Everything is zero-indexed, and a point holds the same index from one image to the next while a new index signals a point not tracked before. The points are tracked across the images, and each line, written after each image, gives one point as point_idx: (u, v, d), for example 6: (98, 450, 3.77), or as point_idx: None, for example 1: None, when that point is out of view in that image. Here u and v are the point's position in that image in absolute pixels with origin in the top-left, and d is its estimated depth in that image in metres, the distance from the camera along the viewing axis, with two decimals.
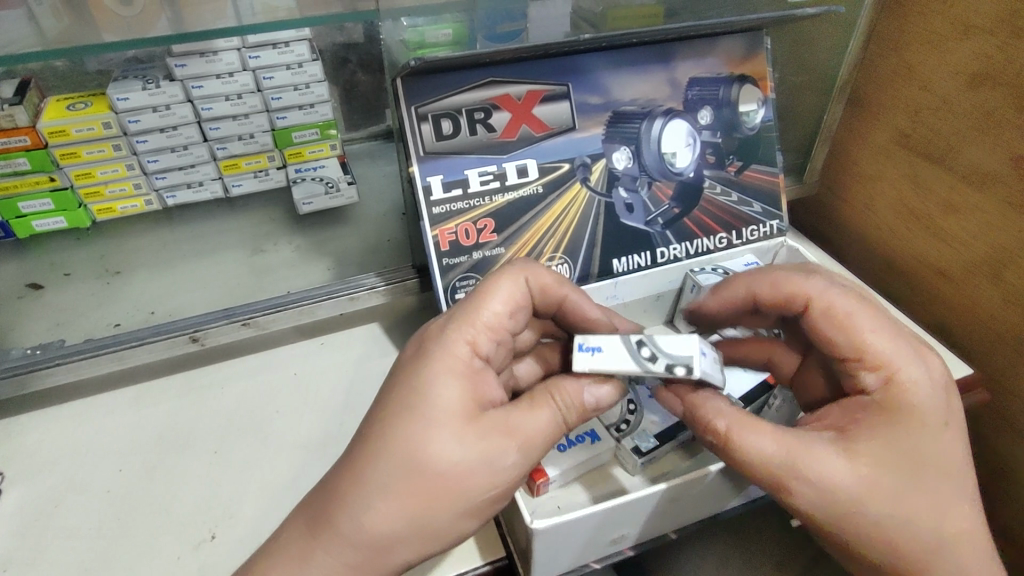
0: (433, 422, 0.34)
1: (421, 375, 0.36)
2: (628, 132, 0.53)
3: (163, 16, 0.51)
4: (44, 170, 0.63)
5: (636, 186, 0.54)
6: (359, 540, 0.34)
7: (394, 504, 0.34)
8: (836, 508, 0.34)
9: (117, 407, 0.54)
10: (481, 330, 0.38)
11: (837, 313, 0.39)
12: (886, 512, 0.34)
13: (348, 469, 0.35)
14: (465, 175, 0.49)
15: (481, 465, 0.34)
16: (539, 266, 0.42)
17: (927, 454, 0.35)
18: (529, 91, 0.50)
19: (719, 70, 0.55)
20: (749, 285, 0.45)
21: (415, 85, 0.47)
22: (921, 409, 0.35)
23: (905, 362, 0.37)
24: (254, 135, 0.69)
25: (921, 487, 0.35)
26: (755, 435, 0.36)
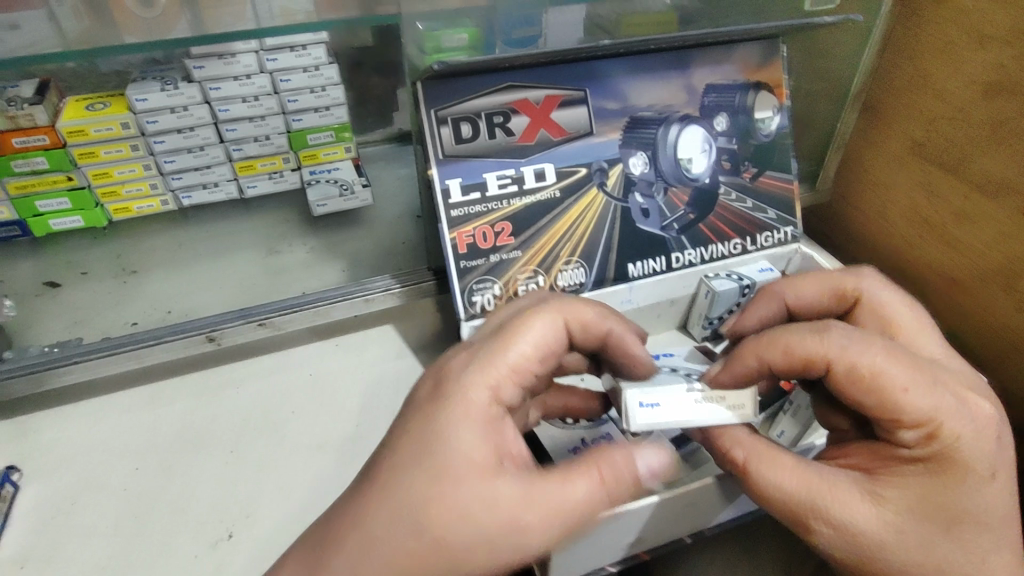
0: (441, 474, 0.33)
1: (434, 419, 0.35)
2: (645, 138, 0.53)
3: (184, 19, 0.54)
4: (62, 170, 0.64)
5: (652, 191, 0.54)
6: None
7: (395, 571, 0.32)
8: (859, 551, 0.34)
9: (133, 406, 0.54)
10: (501, 380, 0.37)
11: (862, 373, 0.36)
12: (916, 560, 0.34)
13: (351, 520, 0.34)
14: (484, 179, 0.49)
15: (491, 528, 0.33)
16: (576, 305, 0.42)
17: (970, 506, 0.33)
18: (547, 96, 0.50)
19: (736, 77, 0.55)
20: (758, 353, 0.40)
21: (436, 90, 0.48)
22: (963, 464, 0.34)
23: (949, 416, 0.34)
24: (270, 137, 0.70)
25: (956, 539, 0.34)
26: (776, 472, 0.36)
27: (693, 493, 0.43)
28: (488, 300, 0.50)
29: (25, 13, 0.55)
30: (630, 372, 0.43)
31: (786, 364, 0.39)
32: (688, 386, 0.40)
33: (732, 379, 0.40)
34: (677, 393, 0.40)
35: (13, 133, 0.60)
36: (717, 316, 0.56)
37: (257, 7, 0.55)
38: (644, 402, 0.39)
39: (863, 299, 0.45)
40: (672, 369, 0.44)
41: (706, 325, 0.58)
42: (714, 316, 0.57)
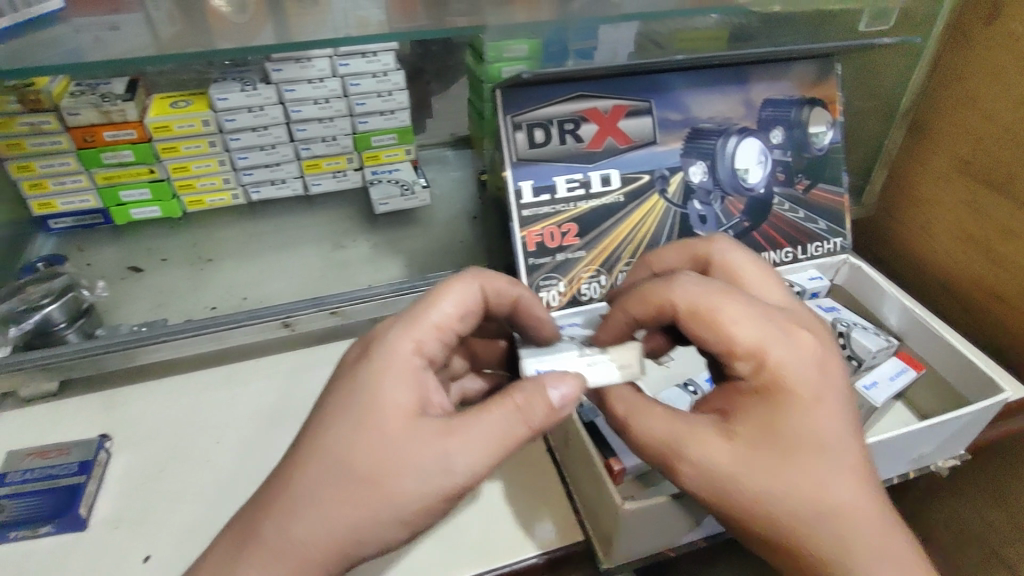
0: (363, 423, 0.35)
1: (358, 377, 0.37)
2: (705, 148, 0.56)
3: (267, 27, 0.58)
4: (146, 162, 0.68)
5: (710, 199, 0.56)
6: (286, 549, 0.34)
7: (323, 526, 0.34)
8: (716, 487, 0.37)
9: (212, 384, 0.58)
10: (421, 337, 0.40)
11: (699, 310, 0.39)
12: (767, 490, 0.36)
13: (280, 483, 0.35)
14: (553, 181, 0.52)
15: (415, 468, 0.34)
16: (491, 270, 0.44)
17: (803, 430, 0.36)
18: (615, 106, 0.53)
19: (792, 93, 0.58)
20: (625, 308, 0.43)
21: (513, 96, 0.51)
22: (790, 388, 0.37)
23: (774, 344, 0.37)
24: (337, 137, 0.73)
25: (798, 466, 0.36)
26: (650, 420, 0.39)
27: None
28: (554, 296, 0.53)
29: (124, 16, 0.59)
30: (538, 335, 0.46)
31: (648, 315, 0.42)
32: (580, 350, 0.43)
33: (614, 338, 0.45)
34: (568, 357, 0.42)
35: (104, 128, 0.65)
36: None
37: (336, 17, 0.59)
38: (542, 368, 0.42)
39: (715, 258, 0.46)
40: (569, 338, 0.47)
41: None
42: None
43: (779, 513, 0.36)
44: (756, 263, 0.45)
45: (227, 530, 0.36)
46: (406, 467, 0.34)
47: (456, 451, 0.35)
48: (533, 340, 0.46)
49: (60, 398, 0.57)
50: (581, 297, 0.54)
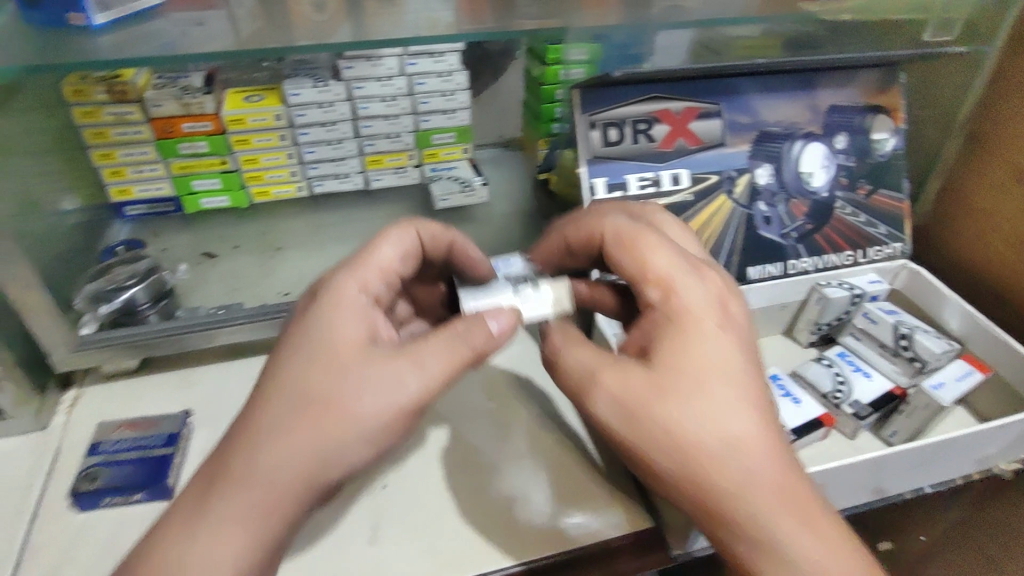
0: (314, 353, 0.36)
1: (310, 314, 0.38)
2: (772, 151, 0.57)
3: (345, 26, 0.59)
4: (219, 154, 0.71)
5: (775, 201, 0.58)
6: (253, 482, 0.33)
7: (276, 459, 0.33)
8: (627, 412, 0.35)
9: None
10: (367, 277, 0.41)
11: (625, 238, 0.41)
12: (682, 416, 0.34)
13: (238, 426, 0.34)
14: (626, 179, 0.54)
15: (361, 393, 0.34)
16: (423, 219, 0.47)
17: (710, 354, 0.35)
18: (687, 107, 0.54)
19: (857, 100, 0.59)
20: (562, 230, 0.47)
21: (591, 96, 0.52)
22: (693, 312, 0.37)
23: (681, 274, 0.38)
24: (400, 134, 0.76)
25: (710, 390, 0.34)
26: (575, 351, 0.38)
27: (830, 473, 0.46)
28: None
29: (208, 13, 0.59)
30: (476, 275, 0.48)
31: (582, 241, 0.45)
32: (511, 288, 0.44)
33: (544, 257, 0.50)
34: (501, 296, 0.43)
35: (182, 119, 0.67)
36: (826, 322, 0.60)
37: (411, 18, 0.61)
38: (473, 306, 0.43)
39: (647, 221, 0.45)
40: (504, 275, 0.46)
41: (813, 331, 0.61)
42: (824, 322, 0.60)
43: (692, 442, 0.33)
44: (681, 228, 0.45)
45: (189, 488, 0.34)
46: (350, 385, 0.35)
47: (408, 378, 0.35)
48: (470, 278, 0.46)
49: (138, 374, 0.60)
50: None
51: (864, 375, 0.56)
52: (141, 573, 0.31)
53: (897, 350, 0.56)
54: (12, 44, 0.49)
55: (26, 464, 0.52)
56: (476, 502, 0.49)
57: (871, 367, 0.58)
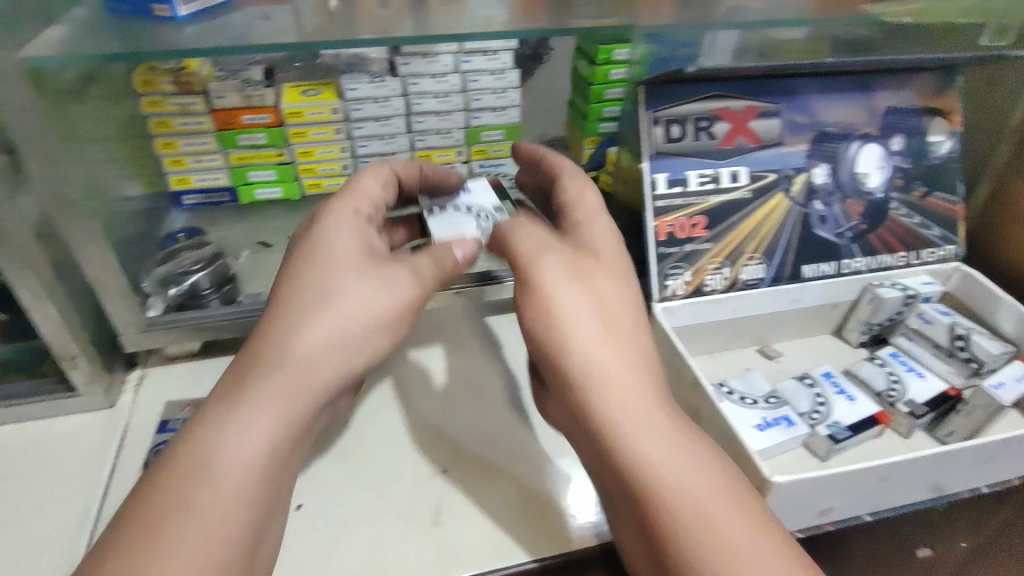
0: (331, 257, 0.44)
1: (320, 231, 0.46)
2: (828, 151, 0.58)
3: (408, 22, 0.60)
4: (276, 145, 0.73)
5: (831, 200, 0.58)
6: (295, 359, 0.40)
7: (307, 341, 0.41)
8: (560, 284, 0.43)
9: None
10: (364, 197, 0.51)
11: (576, 174, 0.55)
12: (597, 295, 0.44)
13: (267, 330, 0.41)
14: (686, 175, 0.55)
15: (379, 287, 0.44)
16: (396, 157, 0.57)
17: (615, 266, 0.47)
18: (747, 106, 0.55)
19: (913, 103, 0.60)
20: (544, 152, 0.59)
21: (655, 93, 0.53)
22: (601, 237, 0.49)
23: (597, 215, 0.50)
24: (451, 131, 0.77)
25: (613, 290, 0.45)
26: (522, 232, 0.47)
27: (892, 468, 0.46)
28: (680, 284, 0.55)
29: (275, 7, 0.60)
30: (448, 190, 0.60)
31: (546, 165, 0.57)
32: (474, 223, 0.54)
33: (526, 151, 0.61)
34: (465, 228, 0.53)
35: (244, 111, 0.69)
36: (877, 322, 0.61)
37: (473, 15, 0.61)
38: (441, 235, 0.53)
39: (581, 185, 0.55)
40: (466, 207, 0.56)
41: (865, 331, 0.61)
42: (875, 322, 0.61)
43: (611, 326, 0.43)
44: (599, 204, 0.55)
45: (219, 391, 0.39)
46: (360, 292, 0.44)
47: (406, 281, 0.46)
48: (437, 208, 0.57)
49: (200, 357, 0.61)
50: (705, 287, 0.56)
51: (917, 375, 0.56)
52: (187, 453, 0.36)
53: (952, 351, 0.56)
54: (100, 33, 0.51)
55: (96, 439, 0.54)
56: (531, 489, 0.50)
57: (923, 367, 0.58)
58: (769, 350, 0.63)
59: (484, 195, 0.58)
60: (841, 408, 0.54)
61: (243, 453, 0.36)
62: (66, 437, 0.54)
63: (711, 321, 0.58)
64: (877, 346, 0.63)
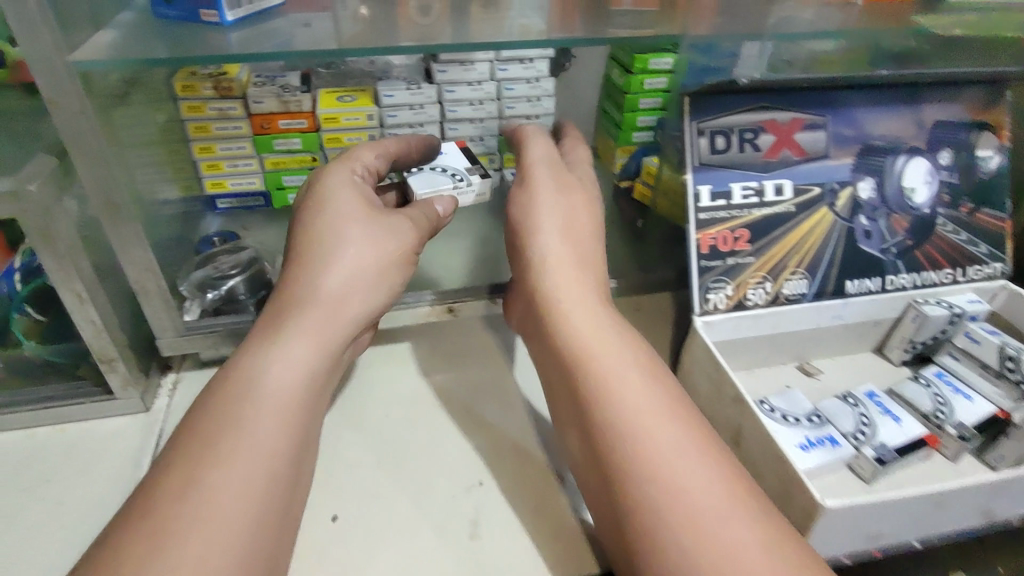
0: (342, 210, 0.50)
1: (326, 190, 0.51)
2: (874, 166, 0.57)
3: (450, 28, 0.60)
4: (311, 151, 0.72)
5: (876, 215, 0.57)
6: (326, 294, 0.45)
7: (341, 266, 0.47)
8: (557, 214, 0.53)
9: (374, 364, 0.62)
10: (358, 162, 0.55)
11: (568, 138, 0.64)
12: (580, 224, 0.53)
13: (296, 276, 0.46)
14: (730, 188, 0.54)
15: (386, 234, 0.50)
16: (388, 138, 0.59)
17: (594, 211, 0.56)
18: (793, 118, 0.54)
19: (962, 116, 0.58)
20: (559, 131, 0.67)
21: (700, 103, 0.52)
22: (585, 188, 0.56)
23: (577, 174, 0.58)
24: (484, 138, 0.77)
25: (590, 229, 0.54)
26: (536, 151, 0.57)
27: (944, 493, 0.45)
28: (721, 298, 0.55)
29: (317, 12, 0.60)
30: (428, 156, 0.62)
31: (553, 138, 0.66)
32: (449, 183, 0.59)
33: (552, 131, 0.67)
34: (443, 187, 0.59)
35: (280, 116, 0.69)
36: (921, 341, 0.60)
37: (514, 22, 0.61)
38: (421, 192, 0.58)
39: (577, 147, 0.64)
40: (442, 168, 0.61)
41: (908, 348, 0.60)
42: (918, 340, 0.60)
43: (588, 261, 0.51)
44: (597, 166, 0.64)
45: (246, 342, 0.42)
46: (361, 246, 0.48)
47: (408, 228, 0.52)
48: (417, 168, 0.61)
49: None
50: (747, 302, 0.55)
51: (965, 396, 0.55)
52: (233, 381, 0.39)
53: (1002, 372, 0.54)
54: (149, 37, 0.51)
55: (132, 443, 0.54)
56: (567, 505, 0.49)
57: (971, 389, 0.56)
58: (808, 367, 0.61)
59: (457, 158, 0.62)
60: (886, 429, 0.52)
61: (289, 375, 0.40)
62: (106, 436, 0.54)
63: (750, 336, 0.57)
64: (920, 365, 0.62)
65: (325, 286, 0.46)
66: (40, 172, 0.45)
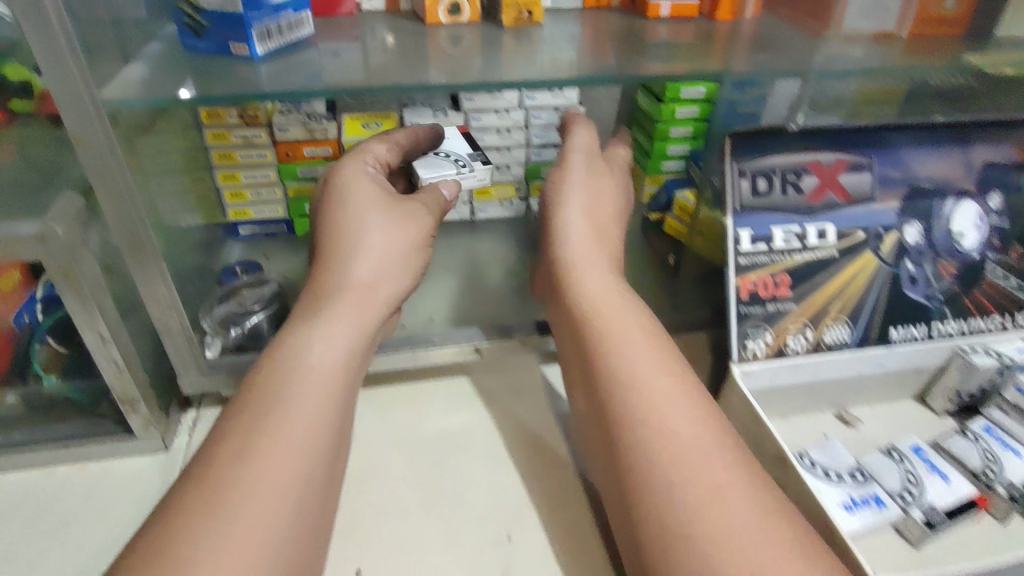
0: (366, 204, 0.53)
1: (351, 183, 0.54)
2: (921, 209, 0.54)
3: (482, 57, 0.58)
4: None
5: (922, 260, 0.55)
6: (355, 283, 0.49)
7: (369, 257, 0.51)
8: (579, 213, 0.56)
9: (399, 405, 0.62)
10: (370, 155, 0.57)
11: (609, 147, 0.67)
12: (594, 220, 0.57)
13: (333, 266, 0.50)
14: (771, 231, 0.52)
15: (404, 227, 0.54)
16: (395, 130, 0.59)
17: (609, 207, 0.59)
18: (838, 159, 0.52)
19: (1014, 157, 0.56)
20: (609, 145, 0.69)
21: (742, 144, 0.51)
22: (606, 184, 0.60)
23: (599, 171, 0.61)
24: (510, 166, 0.74)
25: (602, 225, 0.57)
26: (580, 146, 0.61)
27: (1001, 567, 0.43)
28: (760, 346, 0.53)
29: (345, 39, 0.59)
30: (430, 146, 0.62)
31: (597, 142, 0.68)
32: (452, 168, 0.60)
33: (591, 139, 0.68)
34: (446, 171, 0.59)
35: (305, 143, 0.68)
36: (968, 392, 0.57)
37: (547, 51, 0.59)
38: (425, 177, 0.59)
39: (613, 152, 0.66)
40: (446, 153, 0.61)
41: (954, 399, 0.58)
42: (964, 390, 0.57)
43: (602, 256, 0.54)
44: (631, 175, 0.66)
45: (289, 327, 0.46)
46: (384, 237, 0.52)
47: (421, 219, 0.55)
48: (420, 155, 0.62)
49: None
50: (787, 350, 0.53)
51: (1014, 453, 0.53)
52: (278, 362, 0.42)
53: None
54: (178, 71, 0.50)
55: (152, 484, 0.53)
56: (597, 559, 0.49)
57: (1017, 442, 0.54)
58: (848, 417, 0.59)
59: (462, 143, 0.63)
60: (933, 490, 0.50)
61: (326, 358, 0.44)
62: (126, 477, 0.53)
63: (788, 385, 0.55)
64: (964, 416, 0.59)
65: (359, 276, 0.50)
66: (67, 212, 0.44)
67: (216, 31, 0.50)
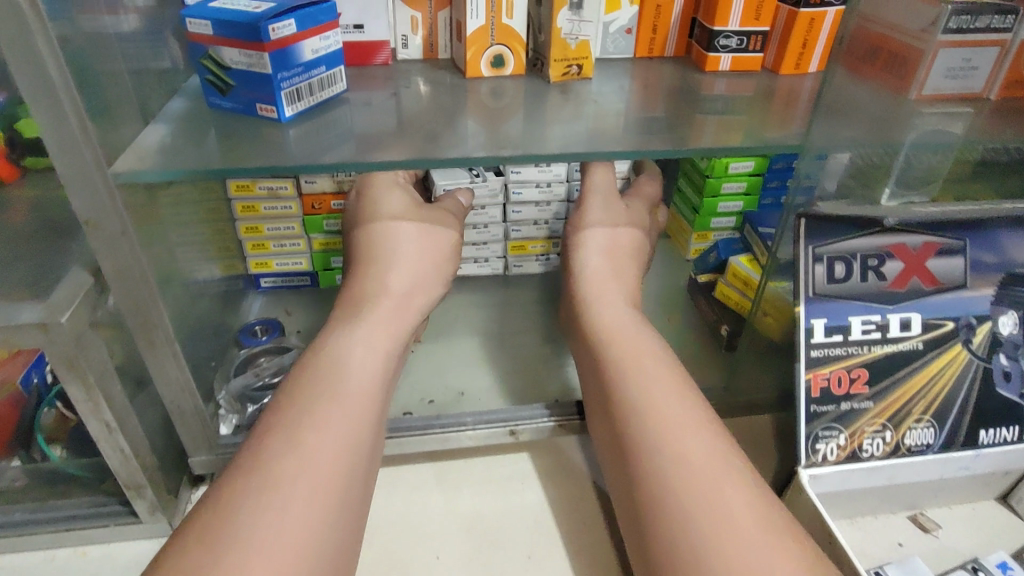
0: (395, 217, 0.53)
1: (379, 195, 0.53)
2: (1018, 297, 0.48)
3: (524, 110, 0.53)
4: None
5: (1018, 354, 0.48)
6: (390, 293, 0.49)
7: (404, 268, 0.51)
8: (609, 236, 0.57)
9: (423, 485, 0.57)
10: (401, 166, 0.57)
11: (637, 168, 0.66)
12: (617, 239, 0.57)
13: (367, 278, 0.50)
14: (848, 322, 0.47)
15: (430, 240, 0.54)
16: None
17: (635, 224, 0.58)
18: (926, 242, 0.46)
19: None
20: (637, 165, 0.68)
21: (817, 227, 0.46)
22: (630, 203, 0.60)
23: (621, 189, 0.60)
24: (549, 221, 0.67)
25: (626, 243, 0.57)
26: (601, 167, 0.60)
27: None
28: (832, 449, 0.47)
29: (377, 89, 0.54)
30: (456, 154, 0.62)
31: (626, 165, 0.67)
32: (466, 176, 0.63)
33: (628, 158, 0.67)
34: (461, 180, 0.62)
35: (332, 196, 0.63)
36: None
37: (594, 105, 0.54)
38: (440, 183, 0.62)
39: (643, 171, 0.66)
40: None
41: None
42: None
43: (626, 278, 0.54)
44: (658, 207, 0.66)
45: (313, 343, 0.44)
46: (413, 246, 0.52)
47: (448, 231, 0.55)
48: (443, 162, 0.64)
49: None
50: (862, 453, 0.47)
51: None
52: (309, 380, 0.41)
53: None
54: (203, 134, 0.46)
55: None
56: None
57: None
58: (924, 520, 0.53)
59: None
60: None
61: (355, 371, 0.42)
62: (128, 565, 0.49)
63: (859, 488, 0.49)
64: None
65: (392, 289, 0.49)
66: (73, 295, 0.40)
67: (241, 92, 0.46)
